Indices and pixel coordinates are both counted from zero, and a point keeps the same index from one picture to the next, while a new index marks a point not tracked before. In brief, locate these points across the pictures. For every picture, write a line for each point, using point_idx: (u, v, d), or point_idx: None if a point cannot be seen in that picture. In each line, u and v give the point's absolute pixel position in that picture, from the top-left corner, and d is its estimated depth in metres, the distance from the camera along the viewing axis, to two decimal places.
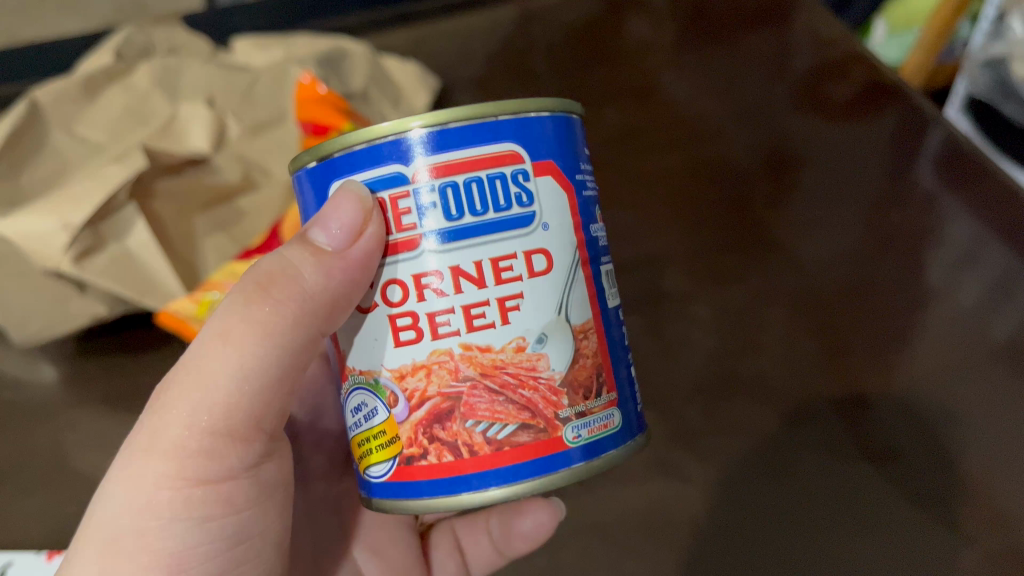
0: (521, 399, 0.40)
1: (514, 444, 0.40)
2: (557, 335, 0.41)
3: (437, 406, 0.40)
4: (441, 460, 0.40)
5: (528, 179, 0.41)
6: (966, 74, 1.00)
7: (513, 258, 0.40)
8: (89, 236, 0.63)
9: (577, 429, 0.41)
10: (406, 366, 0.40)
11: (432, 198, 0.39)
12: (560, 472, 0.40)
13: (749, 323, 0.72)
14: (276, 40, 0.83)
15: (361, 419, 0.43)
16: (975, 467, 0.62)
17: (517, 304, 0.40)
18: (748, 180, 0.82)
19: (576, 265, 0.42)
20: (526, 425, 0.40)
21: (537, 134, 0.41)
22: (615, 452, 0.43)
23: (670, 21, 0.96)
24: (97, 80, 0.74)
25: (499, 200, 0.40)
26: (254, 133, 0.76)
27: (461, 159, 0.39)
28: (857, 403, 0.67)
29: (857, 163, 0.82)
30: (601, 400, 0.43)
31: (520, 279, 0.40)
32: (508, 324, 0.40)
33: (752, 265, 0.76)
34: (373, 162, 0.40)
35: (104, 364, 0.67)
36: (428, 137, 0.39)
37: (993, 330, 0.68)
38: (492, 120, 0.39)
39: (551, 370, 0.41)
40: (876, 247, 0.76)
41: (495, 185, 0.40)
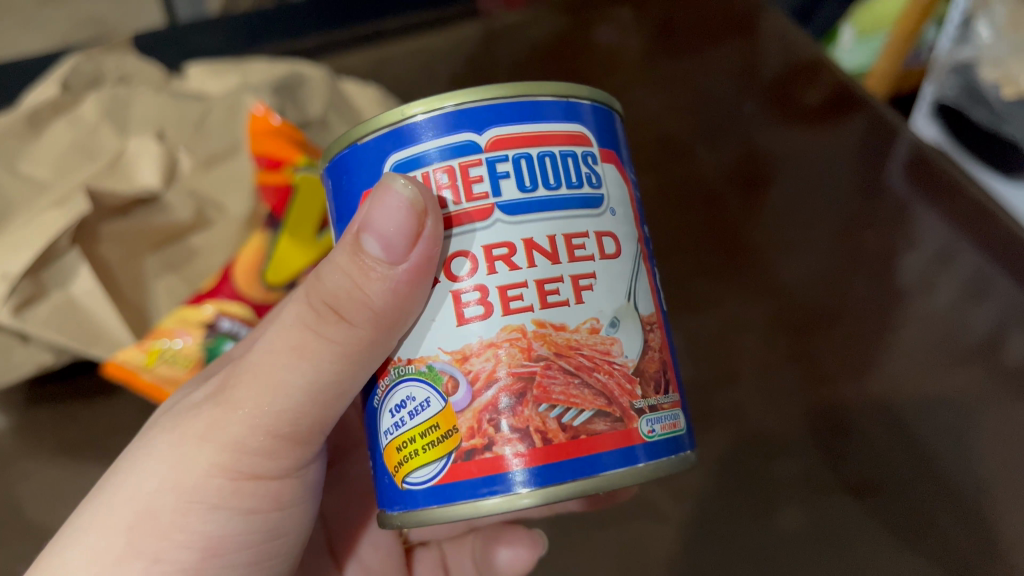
0: (596, 383, 0.39)
1: (590, 432, 0.39)
2: (630, 321, 0.41)
3: (507, 387, 0.39)
4: (509, 450, 0.38)
5: (596, 163, 0.42)
6: (933, 80, 0.99)
7: (586, 237, 0.40)
8: (28, 286, 0.61)
9: (651, 423, 0.41)
10: (472, 346, 0.39)
11: (505, 168, 0.40)
12: (637, 467, 0.39)
13: (724, 351, 0.71)
14: (231, 66, 0.80)
15: (405, 417, 0.41)
16: (958, 491, 0.61)
17: (590, 283, 0.40)
18: (719, 197, 0.81)
19: (639, 256, 0.43)
20: (602, 412, 0.39)
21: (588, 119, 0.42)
22: (682, 454, 0.42)
23: (635, 36, 0.95)
24: (43, 113, 0.72)
25: (572, 177, 0.41)
26: (207, 166, 0.75)
27: (523, 134, 0.40)
28: (836, 432, 0.66)
29: (826, 176, 0.81)
30: (669, 398, 0.42)
31: (592, 258, 0.40)
32: (581, 303, 0.39)
33: (726, 292, 0.75)
34: (404, 141, 0.40)
35: (59, 413, 0.65)
36: (463, 114, 0.39)
37: (964, 339, 0.68)
38: (562, 101, 0.41)
39: (623, 356, 0.40)
40: (849, 266, 0.75)
41: (567, 162, 0.41)
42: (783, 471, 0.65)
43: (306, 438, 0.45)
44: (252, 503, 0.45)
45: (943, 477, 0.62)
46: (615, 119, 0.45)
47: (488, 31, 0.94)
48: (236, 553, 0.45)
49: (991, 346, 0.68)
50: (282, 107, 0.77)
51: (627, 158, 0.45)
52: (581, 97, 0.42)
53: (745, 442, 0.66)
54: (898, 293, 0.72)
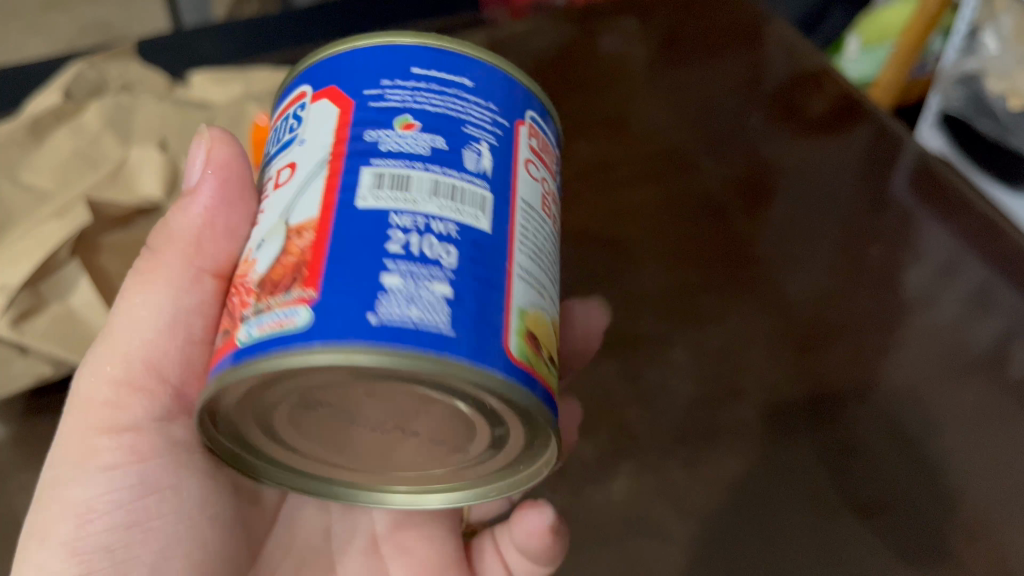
0: (234, 304, 0.39)
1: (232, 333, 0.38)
2: (272, 238, 0.38)
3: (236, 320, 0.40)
4: (235, 333, 0.37)
5: (303, 109, 0.42)
6: (939, 90, 0.97)
7: (276, 176, 0.41)
8: (27, 297, 0.61)
9: (255, 326, 0.36)
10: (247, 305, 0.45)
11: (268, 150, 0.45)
12: (222, 371, 0.37)
13: (731, 364, 0.70)
14: (234, 75, 0.81)
15: None
16: (971, 506, 0.62)
17: (262, 215, 0.41)
18: (725, 211, 0.80)
19: (320, 166, 0.38)
20: (225, 328, 0.39)
21: (359, 60, 0.41)
22: (274, 354, 0.35)
23: (643, 43, 0.95)
24: (44, 121, 0.72)
25: (284, 132, 0.42)
26: None
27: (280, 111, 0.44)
28: (843, 450, 0.65)
29: (832, 187, 0.81)
30: (290, 296, 0.36)
31: (271, 193, 0.41)
32: (254, 235, 0.41)
33: (732, 305, 0.74)
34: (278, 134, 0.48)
35: (56, 422, 0.64)
36: (303, 74, 0.43)
37: (971, 344, 0.70)
38: (336, 55, 0.42)
39: (255, 272, 0.39)
40: (848, 279, 0.74)
41: (285, 121, 0.43)
42: (781, 488, 0.63)
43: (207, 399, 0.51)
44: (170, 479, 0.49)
45: (950, 491, 0.62)
46: (429, 51, 0.41)
47: (493, 39, 0.94)
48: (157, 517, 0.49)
49: (999, 347, 0.70)
50: None
51: (384, 75, 0.40)
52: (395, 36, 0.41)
53: (745, 449, 0.65)
54: (905, 306, 0.72)
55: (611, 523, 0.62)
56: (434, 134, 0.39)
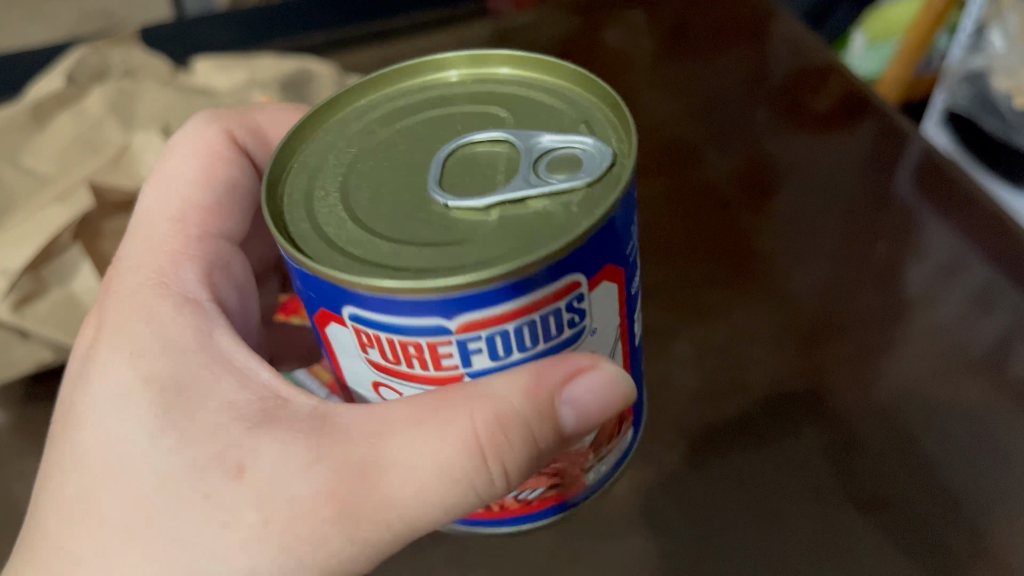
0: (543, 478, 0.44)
1: (539, 499, 0.48)
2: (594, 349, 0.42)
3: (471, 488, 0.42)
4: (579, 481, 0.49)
5: (582, 300, 0.39)
6: (944, 87, 0.98)
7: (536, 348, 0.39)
8: (29, 282, 0.61)
9: (596, 472, 0.49)
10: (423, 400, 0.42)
11: (477, 345, 0.38)
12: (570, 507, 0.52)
13: (735, 358, 0.70)
14: (239, 62, 0.80)
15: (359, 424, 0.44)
16: (971, 503, 0.61)
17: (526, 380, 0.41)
18: (727, 205, 0.80)
19: (616, 339, 0.44)
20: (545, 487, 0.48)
21: (600, 251, 0.38)
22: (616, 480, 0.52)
23: (648, 35, 0.95)
24: (46, 107, 0.73)
25: (551, 330, 0.39)
26: None
27: (494, 316, 0.37)
28: (847, 445, 0.64)
29: (836, 183, 0.81)
30: (618, 441, 0.50)
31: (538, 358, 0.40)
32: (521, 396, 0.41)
33: (734, 300, 0.74)
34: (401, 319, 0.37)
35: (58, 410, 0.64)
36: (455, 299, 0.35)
37: (971, 343, 0.69)
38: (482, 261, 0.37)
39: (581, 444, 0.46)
40: (852, 275, 0.74)
41: (544, 321, 0.39)
42: (784, 481, 0.63)
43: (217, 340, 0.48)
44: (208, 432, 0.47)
45: (948, 489, 0.61)
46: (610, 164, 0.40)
47: (498, 31, 0.94)
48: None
49: (1001, 345, 0.69)
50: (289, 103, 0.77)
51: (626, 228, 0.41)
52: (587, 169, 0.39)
53: (743, 441, 0.65)
54: (907, 304, 0.72)
55: (613, 518, 0.62)
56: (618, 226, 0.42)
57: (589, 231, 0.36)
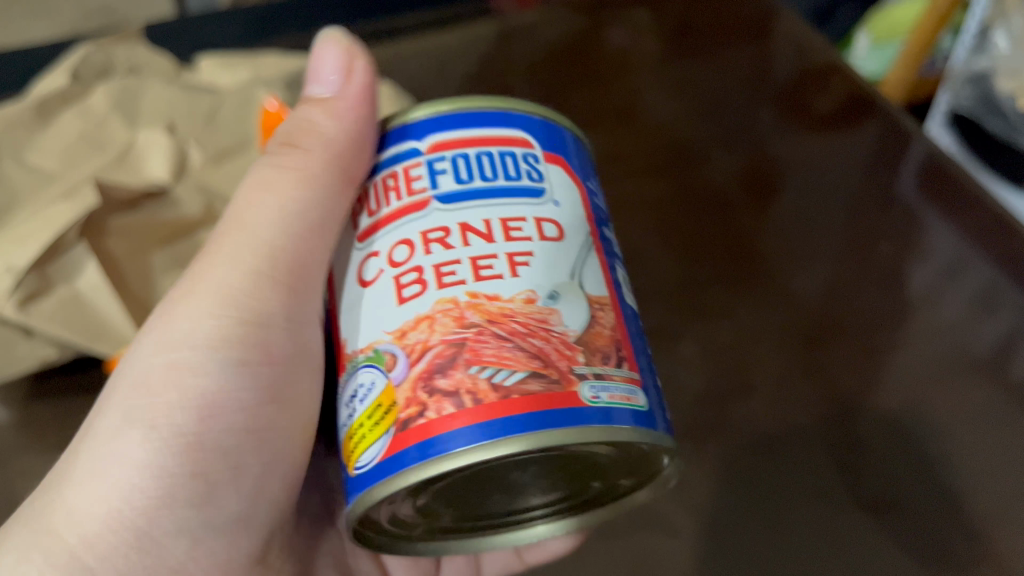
0: (532, 347, 0.39)
1: (523, 393, 0.38)
2: (571, 295, 0.41)
3: (438, 355, 0.39)
4: (575, 388, 0.39)
5: (539, 162, 0.43)
6: (949, 88, 0.97)
7: (523, 221, 0.41)
8: (35, 280, 0.61)
9: (595, 390, 0.39)
10: (407, 323, 0.40)
11: (442, 165, 0.42)
12: (580, 426, 0.38)
13: (741, 358, 0.70)
14: (243, 61, 0.80)
15: (362, 397, 0.41)
16: (975, 507, 0.60)
17: (526, 260, 0.41)
18: (731, 204, 0.80)
19: (588, 245, 0.44)
20: (536, 373, 0.38)
21: (541, 132, 0.45)
22: (634, 429, 0.40)
23: (652, 34, 0.95)
24: (50, 104, 0.72)
25: (510, 171, 0.42)
26: (218, 161, 0.74)
27: (463, 137, 0.43)
28: (852, 447, 0.64)
29: (839, 183, 0.81)
30: (622, 372, 0.41)
31: (530, 239, 0.41)
32: (515, 276, 0.40)
33: (739, 300, 0.73)
34: (394, 142, 0.44)
35: (65, 408, 0.64)
36: (448, 117, 0.43)
37: (974, 344, 0.69)
38: (493, 113, 0.44)
39: (563, 326, 0.40)
40: (855, 275, 0.74)
41: (505, 159, 0.43)
42: (789, 481, 0.63)
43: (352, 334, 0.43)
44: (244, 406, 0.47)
45: (952, 491, 0.61)
46: (579, 145, 0.47)
47: (503, 30, 0.94)
48: (220, 435, 0.47)
49: (1004, 345, 0.69)
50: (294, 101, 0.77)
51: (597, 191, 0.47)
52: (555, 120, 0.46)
53: (745, 443, 0.65)
54: (910, 304, 0.72)
55: (619, 518, 0.62)
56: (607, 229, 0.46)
57: (535, 111, 0.45)
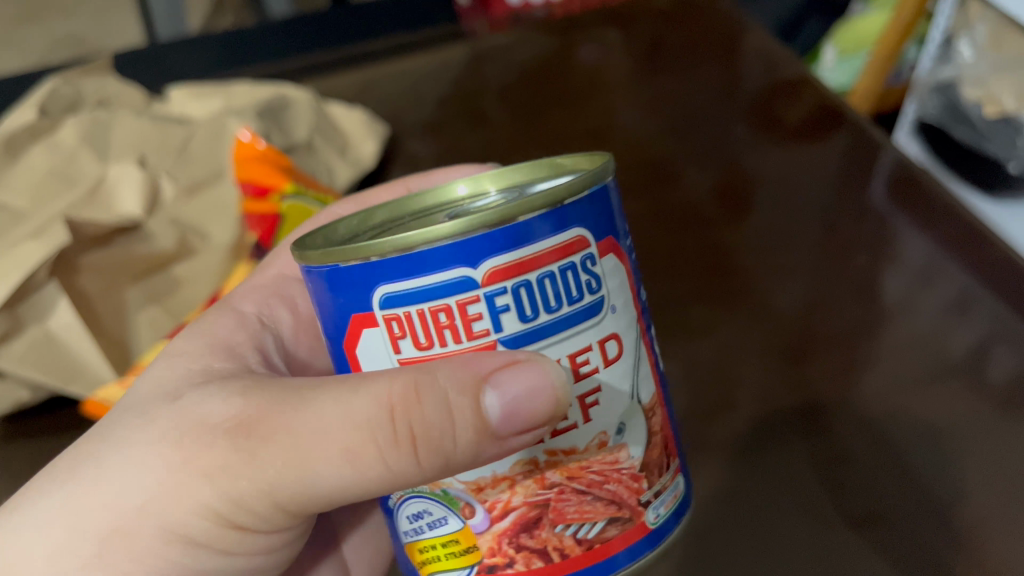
0: (607, 493, 0.39)
1: (604, 540, 0.39)
2: (635, 421, 0.40)
3: (523, 516, 0.39)
4: (642, 517, 0.40)
5: (595, 263, 0.38)
6: (915, 97, 1.01)
7: (588, 352, 0.38)
8: (5, 321, 0.60)
9: (657, 509, 0.41)
10: (485, 478, 0.39)
11: (504, 300, 0.36)
12: (647, 556, 0.41)
13: (723, 376, 0.70)
14: (213, 89, 0.81)
15: (423, 526, 0.41)
16: (968, 517, 0.59)
17: (596, 398, 0.38)
18: (709, 221, 0.81)
19: (638, 341, 0.40)
20: (614, 519, 0.40)
21: (590, 213, 0.37)
22: (683, 521, 0.43)
23: (624, 52, 0.95)
24: (19, 139, 0.71)
25: (573, 291, 0.37)
26: (190, 193, 0.74)
27: (521, 258, 0.35)
28: (837, 461, 0.64)
29: (809, 192, 0.81)
30: (669, 471, 0.42)
31: (597, 371, 0.38)
32: (588, 422, 0.38)
33: (722, 318, 0.74)
34: (399, 275, 0.35)
35: (32, 447, 0.62)
36: (456, 248, 0.34)
37: (950, 347, 0.69)
38: (523, 221, 0.35)
39: (631, 458, 0.40)
40: (831, 288, 0.74)
41: (567, 276, 0.37)
42: (769, 496, 0.63)
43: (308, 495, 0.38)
44: (207, 537, 0.41)
45: (938, 500, 0.61)
46: (610, 189, 0.39)
47: (475, 52, 0.94)
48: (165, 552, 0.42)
49: (982, 346, 0.69)
50: (267, 132, 0.77)
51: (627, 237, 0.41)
52: (573, 195, 0.36)
53: (731, 459, 0.66)
54: (888, 312, 0.72)
55: None
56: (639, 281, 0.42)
57: (574, 196, 0.37)
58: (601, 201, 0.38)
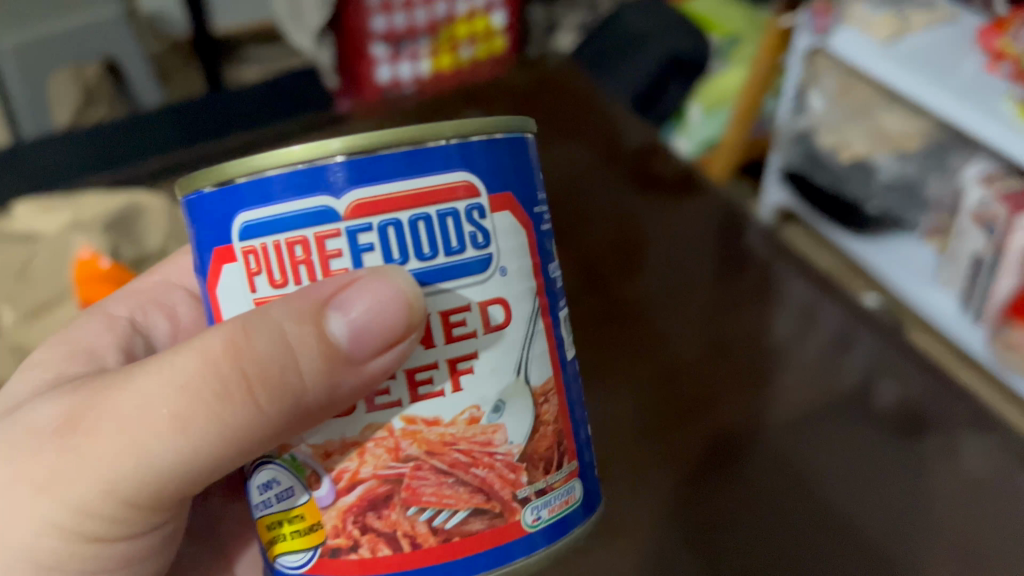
0: (475, 480, 0.40)
1: (464, 533, 0.40)
2: (517, 401, 0.41)
3: (371, 491, 0.39)
4: (517, 515, 0.41)
5: (482, 216, 0.39)
6: (780, 149, 1.20)
7: (465, 312, 0.39)
8: None
9: (537, 511, 0.42)
10: (335, 444, 0.39)
11: (368, 239, 0.37)
12: (518, 559, 0.41)
13: (609, 441, 0.74)
14: (65, 203, 0.80)
15: (272, 498, 0.42)
16: (874, 533, 0.67)
17: (470, 366, 0.39)
18: (599, 276, 0.88)
19: (537, 315, 0.41)
20: (479, 511, 0.40)
21: (482, 161, 0.39)
22: (579, 527, 0.44)
23: None
24: None
25: (451, 241, 0.38)
26: (29, 316, 0.72)
27: (389, 194, 0.37)
28: (702, 532, 0.68)
29: (689, 262, 0.89)
30: (562, 472, 0.43)
31: (475, 334, 0.39)
32: (459, 393, 0.39)
33: (606, 378, 0.79)
34: (255, 202, 0.37)
35: None
36: (320, 175, 0.36)
37: (841, 380, 0.79)
38: (432, 145, 0.37)
39: (508, 444, 0.41)
40: (709, 356, 0.81)
41: (445, 223, 0.38)
42: (632, 558, 0.66)
43: (149, 481, 0.40)
44: (59, 553, 0.42)
45: (850, 522, 0.68)
46: (524, 145, 0.41)
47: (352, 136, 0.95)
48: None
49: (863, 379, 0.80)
50: (115, 245, 0.78)
51: (535, 203, 0.41)
52: (475, 132, 0.39)
53: (663, 519, 0.68)
54: (780, 346, 0.82)
55: None
56: (545, 246, 0.43)
57: (470, 134, 0.38)
58: (517, 160, 0.40)
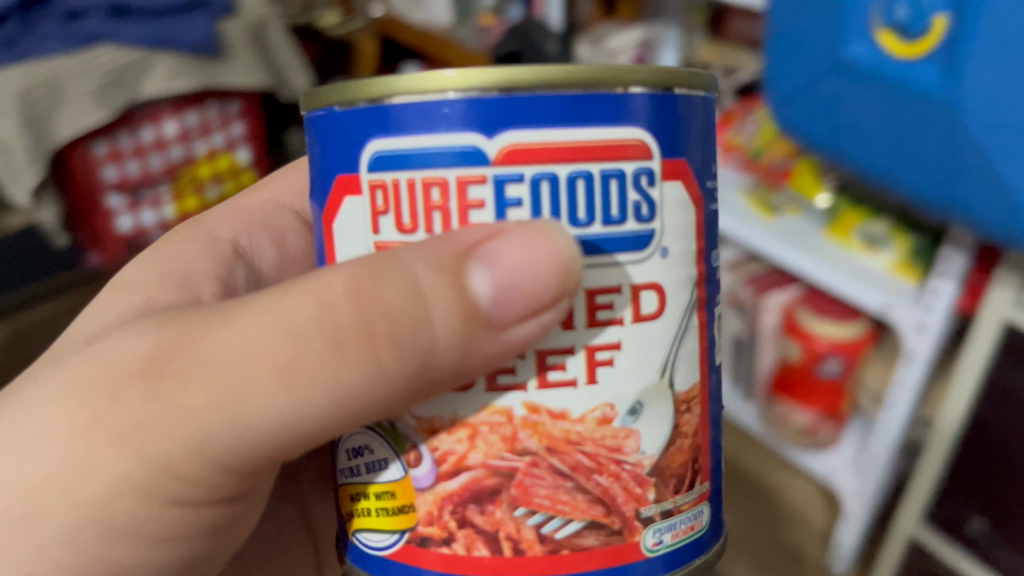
0: (595, 488, 0.38)
1: (575, 546, 0.37)
2: (654, 404, 0.38)
3: (476, 481, 0.37)
4: (637, 537, 0.38)
5: (653, 184, 0.37)
6: None
7: (616, 294, 0.36)
8: None
9: (658, 535, 0.39)
10: (443, 422, 0.37)
11: (517, 192, 0.35)
12: None
13: None
14: None
15: (361, 466, 0.40)
16: None
17: (610, 358, 0.37)
18: None
19: (691, 310, 0.39)
20: (595, 523, 0.38)
21: (661, 123, 0.36)
22: (700, 558, 0.40)
23: None
24: None
25: (613, 209, 0.36)
26: None
27: (547, 143, 0.34)
28: None
29: None
30: (692, 494, 0.40)
31: (621, 322, 0.37)
32: (593, 385, 0.37)
33: None
34: (401, 130, 0.35)
35: None
36: (478, 111, 0.34)
37: None
38: (590, 92, 0.34)
39: (639, 454, 0.38)
40: None
41: (608, 185, 0.36)
42: None
43: (244, 449, 0.34)
44: (137, 528, 0.37)
45: None
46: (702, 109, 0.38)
47: None
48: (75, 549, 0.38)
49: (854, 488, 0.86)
50: None
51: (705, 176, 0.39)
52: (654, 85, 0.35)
53: None
54: None
55: None
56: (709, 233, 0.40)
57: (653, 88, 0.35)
58: (696, 123, 0.38)
